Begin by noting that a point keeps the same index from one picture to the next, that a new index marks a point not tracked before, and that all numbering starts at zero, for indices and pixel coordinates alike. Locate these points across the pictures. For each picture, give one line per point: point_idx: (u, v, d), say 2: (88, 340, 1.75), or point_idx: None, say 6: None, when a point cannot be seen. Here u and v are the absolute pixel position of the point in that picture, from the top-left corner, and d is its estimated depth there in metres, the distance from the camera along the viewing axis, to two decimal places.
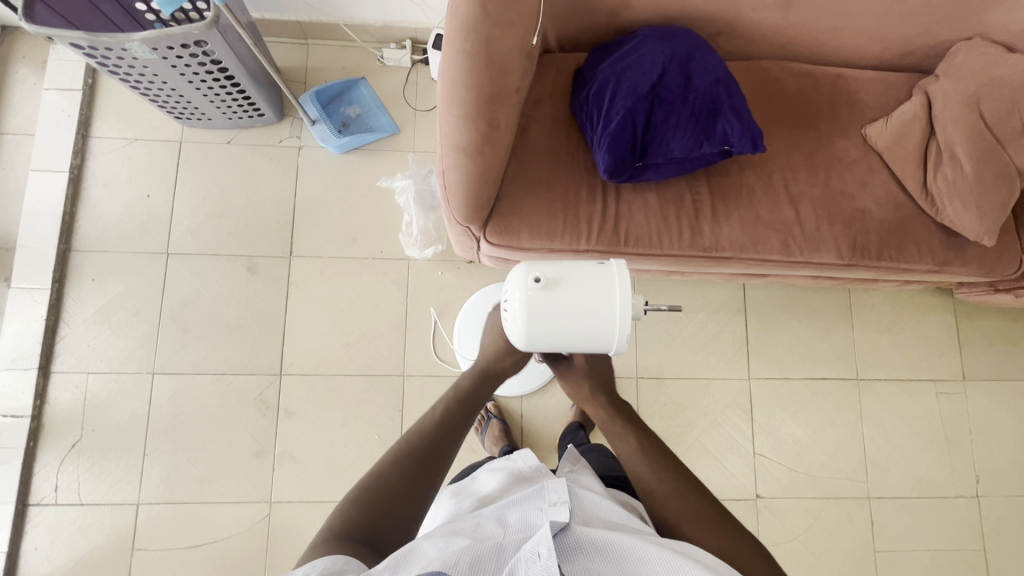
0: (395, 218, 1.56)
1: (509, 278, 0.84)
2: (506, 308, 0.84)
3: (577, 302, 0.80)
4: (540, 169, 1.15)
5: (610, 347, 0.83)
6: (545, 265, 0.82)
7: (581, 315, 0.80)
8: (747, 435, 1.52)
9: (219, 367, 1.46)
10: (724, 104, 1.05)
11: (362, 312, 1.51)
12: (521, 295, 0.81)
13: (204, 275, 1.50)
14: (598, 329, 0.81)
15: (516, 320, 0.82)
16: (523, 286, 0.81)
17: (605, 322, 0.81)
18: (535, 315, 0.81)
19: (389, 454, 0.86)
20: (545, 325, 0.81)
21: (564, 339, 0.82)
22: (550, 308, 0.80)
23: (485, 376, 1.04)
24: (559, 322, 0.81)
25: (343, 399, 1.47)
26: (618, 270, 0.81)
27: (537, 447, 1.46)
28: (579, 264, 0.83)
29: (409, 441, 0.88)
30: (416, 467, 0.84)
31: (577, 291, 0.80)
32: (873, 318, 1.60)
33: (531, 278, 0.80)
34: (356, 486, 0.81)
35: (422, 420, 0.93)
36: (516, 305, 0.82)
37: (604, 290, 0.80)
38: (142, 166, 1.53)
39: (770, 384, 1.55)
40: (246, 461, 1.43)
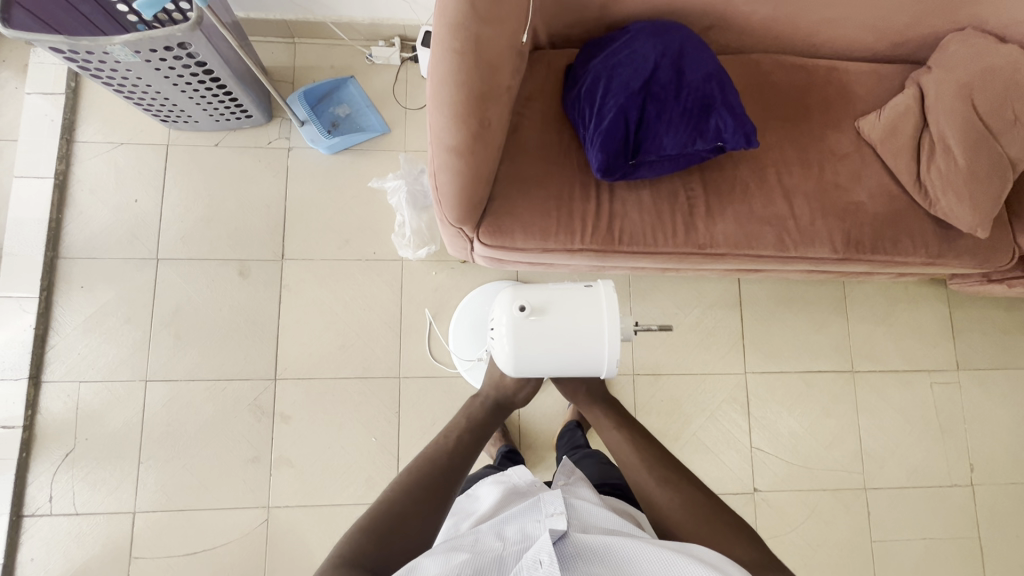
0: (388, 219, 1.54)
1: (495, 304, 0.84)
2: (494, 336, 0.84)
3: (564, 327, 0.80)
4: (533, 167, 1.14)
5: (601, 370, 0.82)
6: (530, 291, 0.82)
7: (568, 339, 0.80)
8: (745, 429, 1.53)
9: (213, 373, 1.45)
10: (716, 99, 1.04)
11: (357, 314, 1.50)
12: (508, 321, 0.80)
13: (195, 280, 1.48)
14: (586, 353, 0.81)
15: (504, 346, 0.81)
16: (508, 313, 0.80)
17: (594, 345, 0.80)
18: (523, 341, 0.80)
19: (398, 480, 0.87)
20: (532, 351, 0.81)
21: (552, 363, 0.82)
22: (536, 334, 0.80)
23: (495, 406, 1.10)
24: (546, 348, 0.80)
25: (339, 401, 1.46)
26: (605, 292, 0.81)
27: (535, 447, 1.46)
28: (565, 288, 0.82)
29: (418, 469, 0.89)
30: (426, 493, 0.85)
31: (564, 316, 0.80)
32: (867, 310, 1.60)
33: (516, 306, 0.80)
34: (365, 513, 0.81)
35: (429, 448, 0.95)
36: (502, 331, 0.82)
37: (591, 313, 0.80)
38: (129, 171, 1.50)
39: (766, 377, 1.55)
40: (243, 467, 1.42)
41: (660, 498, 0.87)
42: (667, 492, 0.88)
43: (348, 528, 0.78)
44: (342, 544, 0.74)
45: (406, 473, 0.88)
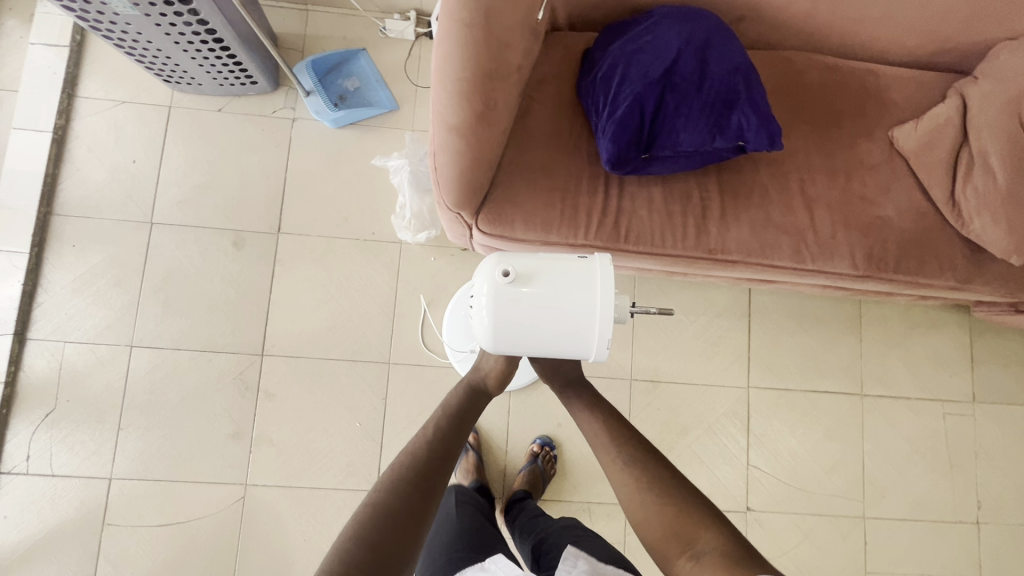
0: (389, 199, 1.49)
1: (476, 270, 0.77)
2: (474, 304, 0.78)
3: (551, 300, 0.73)
4: (540, 155, 1.08)
5: (588, 352, 0.77)
6: (517, 258, 0.75)
7: (554, 313, 0.74)
8: (742, 445, 1.46)
9: (200, 344, 1.41)
10: (741, 94, 0.96)
11: (351, 295, 1.46)
12: (489, 289, 0.74)
13: (189, 248, 1.44)
14: (573, 330, 0.75)
15: (483, 318, 0.75)
16: (489, 279, 0.74)
17: (581, 323, 0.74)
18: (504, 311, 0.74)
19: (385, 483, 0.84)
20: (515, 323, 0.75)
21: (534, 339, 0.76)
22: (519, 305, 0.74)
23: (473, 391, 1.05)
24: (528, 320, 0.74)
25: (326, 383, 1.42)
26: (601, 266, 0.75)
27: (522, 446, 1.42)
28: (556, 258, 0.76)
29: (403, 466, 0.87)
30: (414, 495, 0.83)
31: (552, 288, 0.74)
32: (883, 332, 1.52)
33: (499, 271, 0.73)
34: (349, 520, 0.79)
35: (412, 443, 0.91)
36: (482, 301, 0.75)
37: (582, 285, 0.74)
38: (129, 131, 1.46)
39: (769, 394, 1.49)
40: (222, 441, 1.39)
41: (646, 517, 0.92)
42: (633, 486, 0.95)
43: (337, 537, 0.76)
44: (329, 562, 0.72)
45: (389, 475, 0.85)
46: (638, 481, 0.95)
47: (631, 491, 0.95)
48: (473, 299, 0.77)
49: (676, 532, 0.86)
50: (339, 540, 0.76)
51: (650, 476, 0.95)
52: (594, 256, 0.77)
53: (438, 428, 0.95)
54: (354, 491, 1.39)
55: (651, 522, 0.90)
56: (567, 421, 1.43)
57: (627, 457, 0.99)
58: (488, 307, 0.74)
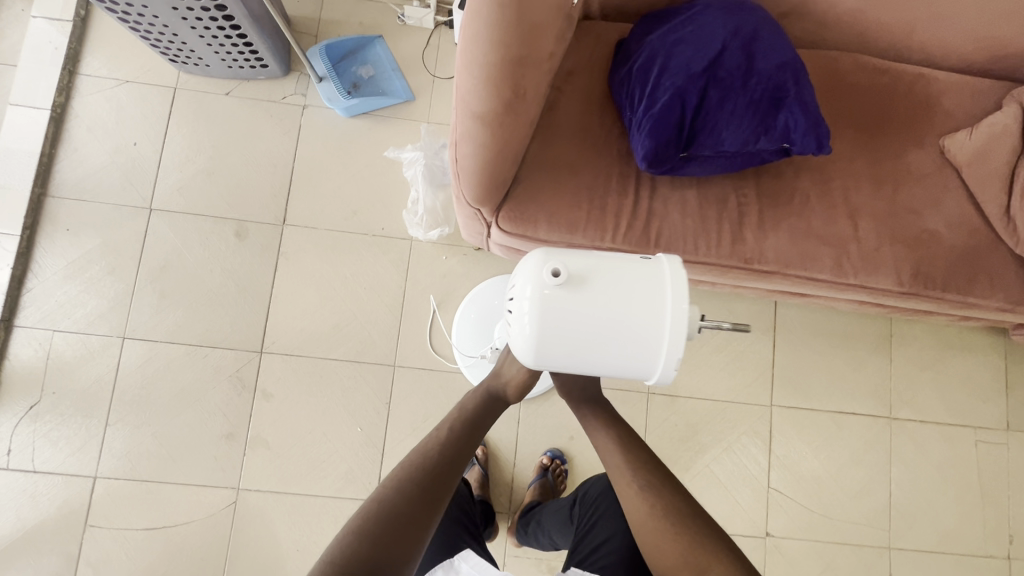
0: (400, 193, 1.42)
1: (518, 271, 0.69)
2: (514, 310, 0.69)
3: (606, 306, 0.65)
4: (567, 151, 1.00)
5: (645, 367, 0.67)
6: (566, 258, 0.67)
7: (609, 321, 0.65)
8: (763, 467, 1.39)
9: (195, 339, 1.34)
10: (790, 92, 0.89)
11: (356, 293, 1.38)
12: (535, 293, 0.66)
13: (189, 236, 1.37)
14: (631, 342, 0.66)
15: (525, 325, 0.67)
16: (536, 280, 0.66)
17: (641, 334, 0.65)
18: (551, 318, 0.66)
19: (392, 481, 0.78)
20: (563, 332, 0.66)
21: (584, 351, 0.67)
22: (569, 310, 0.65)
23: (491, 397, 0.98)
24: (579, 328, 0.66)
25: (327, 385, 1.35)
26: (662, 269, 0.66)
27: (530, 459, 1.34)
28: (611, 260, 0.68)
29: (413, 465, 0.82)
30: (423, 496, 0.77)
31: (606, 292, 0.65)
32: (914, 352, 1.45)
33: (548, 272, 0.65)
34: (351, 517, 0.73)
35: (423, 442, 0.85)
36: (524, 306, 0.67)
37: (643, 290, 0.65)
38: (131, 111, 1.40)
39: (792, 414, 1.41)
40: (215, 442, 1.31)
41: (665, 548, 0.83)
42: (648, 512, 0.87)
43: (338, 534, 0.71)
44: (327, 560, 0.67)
45: (398, 474, 0.80)
46: (653, 506, 0.88)
47: (646, 516, 0.87)
48: (516, 304, 0.68)
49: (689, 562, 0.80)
50: (341, 532, 0.72)
51: (665, 503, 0.88)
52: (656, 257, 0.69)
53: (449, 436, 0.88)
54: (352, 500, 1.31)
55: (663, 547, 0.83)
56: (580, 434, 1.35)
57: (643, 481, 0.92)
58: (533, 312, 0.66)
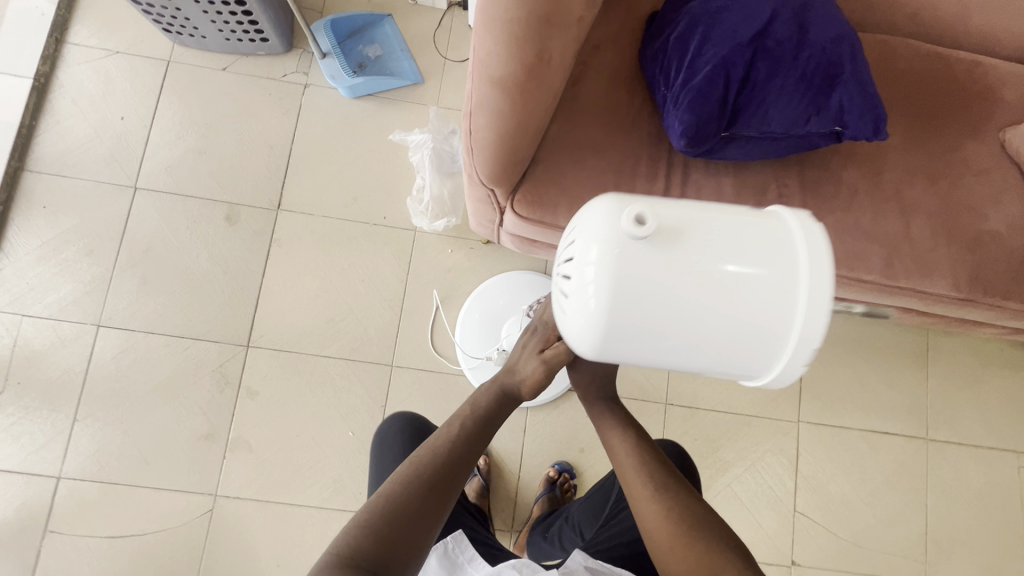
0: (404, 180, 1.32)
1: (581, 226, 0.50)
2: (571, 280, 0.50)
3: (708, 276, 0.46)
4: (592, 130, 0.91)
5: (753, 365, 0.49)
6: (650, 208, 0.48)
7: (711, 297, 0.46)
8: (789, 488, 1.28)
9: (176, 330, 1.23)
10: (846, 69, 0.80)
11: (353, 286, 1.28)
12: (605, 254, 0.47)
13: (175, 218, 1.27)
14: (740, 325, 0.46)
15: (589, 300, 0.48)
16: (608, 233, 0.47)
17: (756, 315, 0.46)
18: (627, 289, 0.47)
19: (403, 475, 0.73)
20: (644, 309, 0.47)
21: (670, 336, 0.48)
22: (653, 279, 0.46)
23: (504, 396, 0.89)
24: (666, 304, 0.47)
25: (318, 384, 1.24)
26: (783, 227, 0.47)
27: (536, 472, 1.23)
28: (711, 213, 0.49)
29: (424, 459, 0.76)
30: (433, 491, 0.72)
31: (707, 257, 0.46)
32: (952, 368, 1.34)
33: (627, 224, 0.46)
34: (360, 510, 0.69)
35: (436, 437, 0.80)
36: (588, 274, 0.48)
37: (759, 253, 0.46)
38: (121, 83, 1.30)
39: (821, 431, 1.30)
40: (193, 443, 1.20)
41: None
42: (660, 511, 0.76)
43: (345, 526, 0.67)
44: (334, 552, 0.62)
45: (409, 468, 0.74)
46: (667, 506, 0.77)
47: (657, 516, 0.76)
48: (576, 267, 0.50)
49: (700, 564, 0.70)
50: (348, 525, 0.67)
51: (681, 504, 0.77)
52: (772, 212, 0.50)
53: (462, 432, 0.81)
54: (340, 512, 1.20)
55: (670, 544, 0.73)
56: (591, 447, 1.24)
57: (658, 480, 0.80)
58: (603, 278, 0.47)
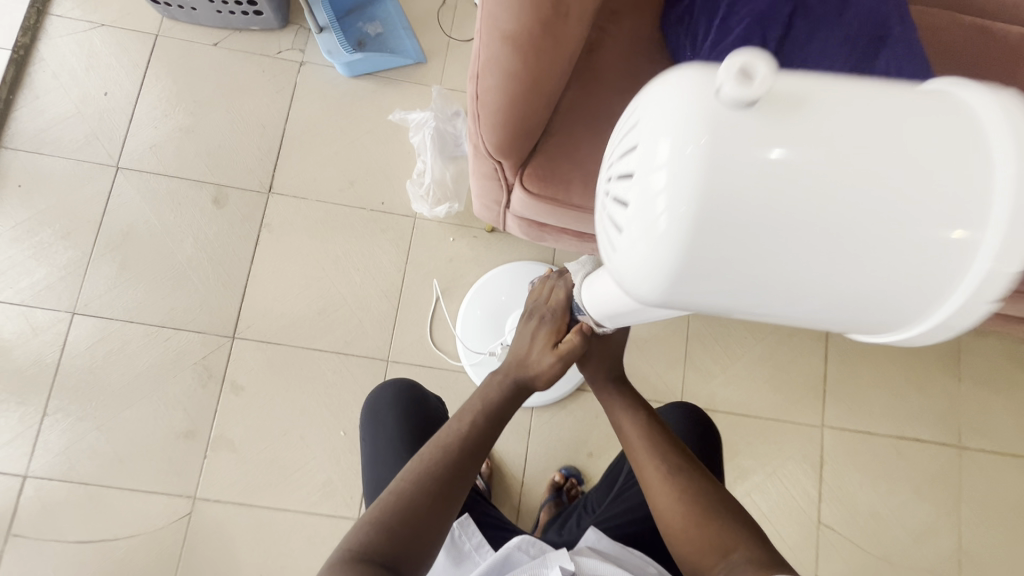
0: (404, 163, 1.24)
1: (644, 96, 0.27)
2: (618, 192, 0.28)
3: (882, 182, 0.23)
4: (610, 99, 0.83)
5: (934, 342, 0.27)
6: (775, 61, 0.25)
7: (887, 219, 0.23)
8: (812, 498, 1.19)
9: (156, 318, 1.15)
10: (895, 29, 0.72)
11: (348, 275, 1.20)
12: (682, 140, 0.25)
13: (159, 200, 1.19)
14: (969, 264, 0.24)
15: (649, 223, 0.26)
16: (691, 104, 0.25)
17: (966, 257, 0.24)
18: (721, 204, 0.24)
19: (414, 472, 0.70)
20: (754, 240, 0.25)
21: (821, 290, 0.25)
22: (773, 187, 0.24)
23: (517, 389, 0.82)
24: (797, 233, 0.24)
25: (308, 379, 1.15)
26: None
27: (541, 476, 1.14)
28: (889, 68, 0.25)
29: (434, 454, 0.73)
30: (443, 489, 0.69)
31: (886, 146, 0.23)
32: (987, 372, 1.25)
33: (729, 82, 0.23)
34: (371, 504, 0.67)
35: (446, 431, 0.76)
36: (649, 174, 0.26)
37: (994, 125, 0.23)
38: (105, 57, 1.23)
39: (846, 437, 1.21)
40: (171, 441, 1.11)
41: None
42: (674, 491, 0.71)
43: (357, 520, 0.65)
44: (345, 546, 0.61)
45: (420, 465, 0.71)
46: (682, 487, 0.71)
47: (671, 496, 0.70)
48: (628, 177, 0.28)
49: (712, 540, 0.65)
50: (359, 520, 0.65)
51: (698, 488, 0.71)
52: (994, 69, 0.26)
53: (472, 430, 0.76)
54: (328, 518, 1.11)
55: (683, 524, 0.68)
56: (600, 450, 1.16)
57: (672, 462, 0.74)
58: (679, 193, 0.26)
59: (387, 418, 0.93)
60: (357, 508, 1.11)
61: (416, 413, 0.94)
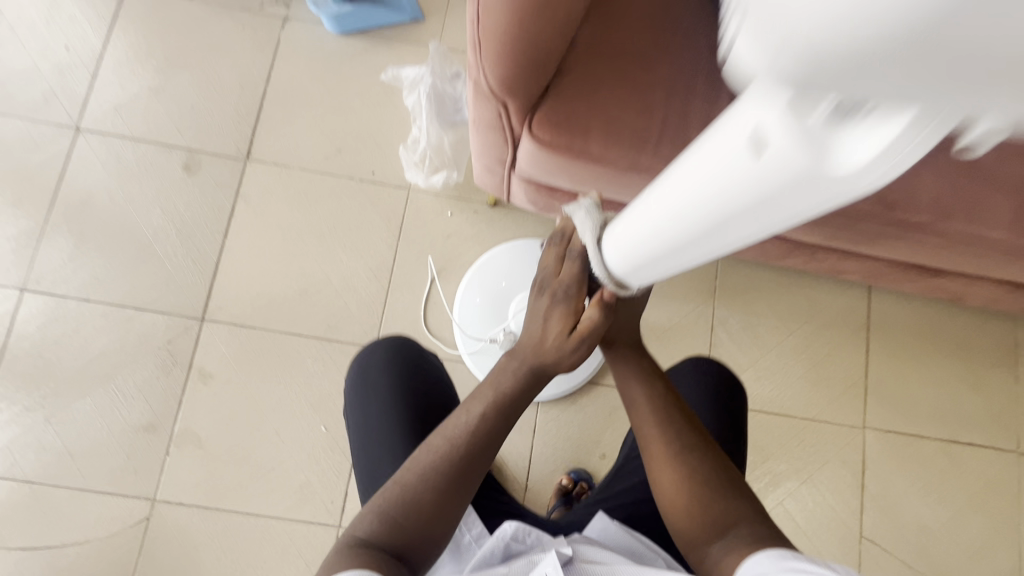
0: (398, 129, 1.12)
1: None
2: None
3: None
4: (634, 35, 0.70)
5: None
6: None
7: None
8: (853, 509, 1.05)
9: (116, 297, 1.02)
10: None
11: (333, 252, 1.07)
12: None
13: (123, 166, 1.07)
14: None
15: None
16: None
17: None
18: None
19: (422, 466, 0.62)
20: None
21: None
22: None
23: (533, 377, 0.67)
24: None
25: (285, 367, 1.02)
26: None
27: (546, 479, 1.01)
28: None
29: (442, 447, 0.63)
30: (453, 488, 0.61)
31: None
32: None
33: None
34: (379, 491, 0.61)
35: (452, 426, 0.64)
36: None
37: None
38: (68, 9, 1.11)
39: (891, 441, 1.07)
40: (129, 436, 0.98)
41: None
42: (682, 472, 0.62)
43: (364, 507, 0.60)
44: (348, 537, 0.56)
45: (430, 459, 0.62)
46: (690, 467, 0.62)
47: (676, 477, 0.62)
48: None
49: (716, 524, 0.58)
50: (365, 508, 0.60)
51: (709, 469, 0.62)
52: None
53: (481, 427, 0.64)
54: (304, 525, 0.97)
55: (686, 508, 0.60)
56: (614, 452, 1.02)
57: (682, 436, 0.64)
58: None
59: (381, 385, 0.76)
60: (338, 514, 0.98)
61: (409, 381, 0.77)
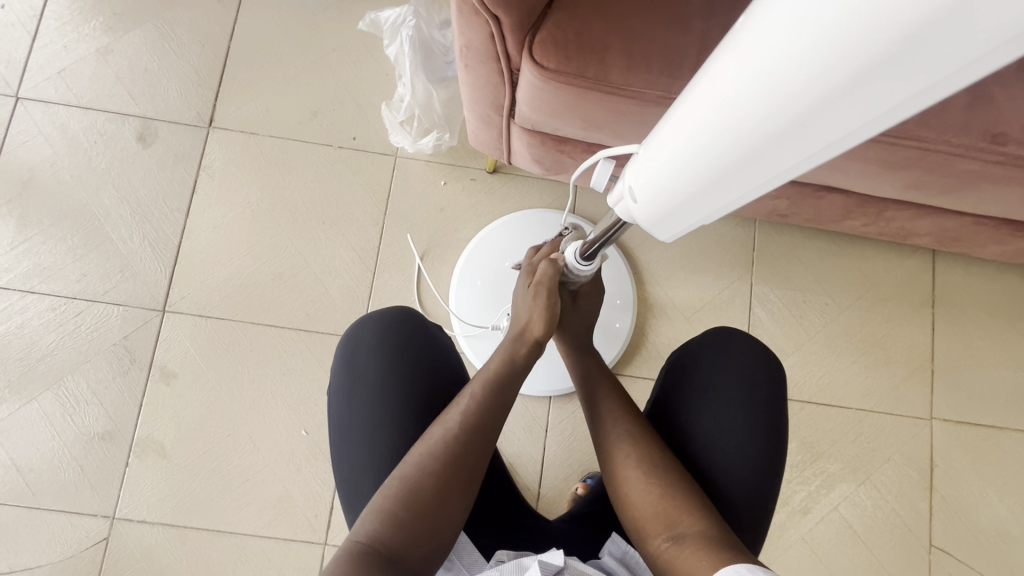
0: (381, 89, 0.97)
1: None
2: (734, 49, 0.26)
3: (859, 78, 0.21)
4: None
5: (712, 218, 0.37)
6: None
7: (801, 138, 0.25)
8: (922, 513, 0.90)
9: (66, 288, 0.90)
10: None
11: (310, 230, 0.93)
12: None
13: (70, 139, 0.94)
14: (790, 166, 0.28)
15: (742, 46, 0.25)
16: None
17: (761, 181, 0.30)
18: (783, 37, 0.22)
19: (424, 456, 0.52)
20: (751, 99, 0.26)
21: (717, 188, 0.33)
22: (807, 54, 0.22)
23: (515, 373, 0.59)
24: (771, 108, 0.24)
25: (257, 363, 0.89)
26: None
27: (560, 486, 0.87)
28: None
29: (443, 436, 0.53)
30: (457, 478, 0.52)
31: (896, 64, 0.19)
32: None
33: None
34: (377, 493, 0.50)
35: (448, 417, 0.54)
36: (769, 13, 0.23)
37: None
38: None
39: (963, 432, 0.92)
40: (83, 446, 0.86)
41: None
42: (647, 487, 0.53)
43: (364, 514, 0.49)
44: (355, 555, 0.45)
45: (436, 451, 0.52)
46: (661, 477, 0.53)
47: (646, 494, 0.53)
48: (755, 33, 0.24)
49: (667, 513, 0.51)
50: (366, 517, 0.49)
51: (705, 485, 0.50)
52: None
53: (483, 412, 0.55)
54: (285, 545, 0.85)
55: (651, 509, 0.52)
56: None
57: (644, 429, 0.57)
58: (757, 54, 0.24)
59: (371, 373, 0.62)
60: (323, 530, 0.85)
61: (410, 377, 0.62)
